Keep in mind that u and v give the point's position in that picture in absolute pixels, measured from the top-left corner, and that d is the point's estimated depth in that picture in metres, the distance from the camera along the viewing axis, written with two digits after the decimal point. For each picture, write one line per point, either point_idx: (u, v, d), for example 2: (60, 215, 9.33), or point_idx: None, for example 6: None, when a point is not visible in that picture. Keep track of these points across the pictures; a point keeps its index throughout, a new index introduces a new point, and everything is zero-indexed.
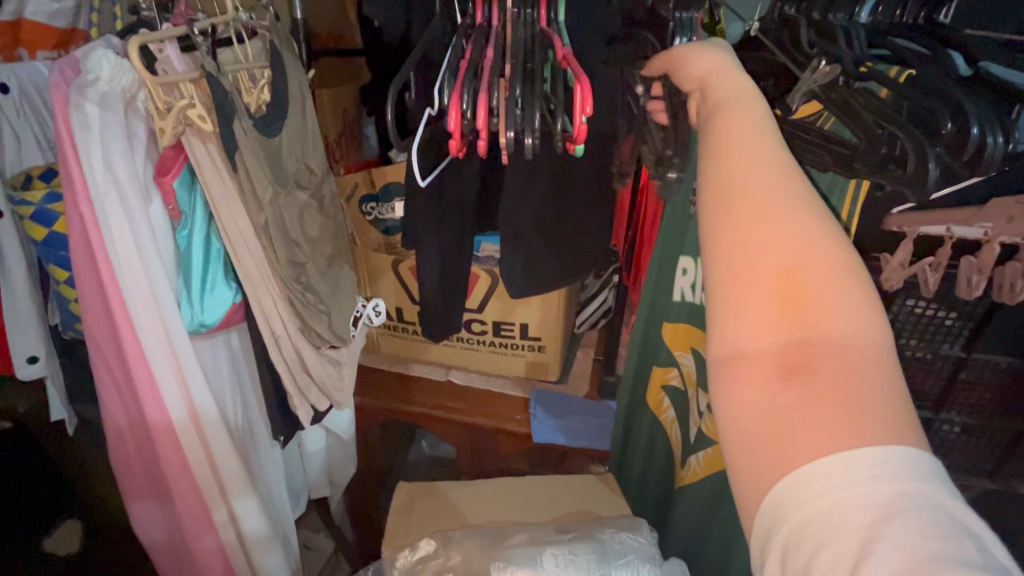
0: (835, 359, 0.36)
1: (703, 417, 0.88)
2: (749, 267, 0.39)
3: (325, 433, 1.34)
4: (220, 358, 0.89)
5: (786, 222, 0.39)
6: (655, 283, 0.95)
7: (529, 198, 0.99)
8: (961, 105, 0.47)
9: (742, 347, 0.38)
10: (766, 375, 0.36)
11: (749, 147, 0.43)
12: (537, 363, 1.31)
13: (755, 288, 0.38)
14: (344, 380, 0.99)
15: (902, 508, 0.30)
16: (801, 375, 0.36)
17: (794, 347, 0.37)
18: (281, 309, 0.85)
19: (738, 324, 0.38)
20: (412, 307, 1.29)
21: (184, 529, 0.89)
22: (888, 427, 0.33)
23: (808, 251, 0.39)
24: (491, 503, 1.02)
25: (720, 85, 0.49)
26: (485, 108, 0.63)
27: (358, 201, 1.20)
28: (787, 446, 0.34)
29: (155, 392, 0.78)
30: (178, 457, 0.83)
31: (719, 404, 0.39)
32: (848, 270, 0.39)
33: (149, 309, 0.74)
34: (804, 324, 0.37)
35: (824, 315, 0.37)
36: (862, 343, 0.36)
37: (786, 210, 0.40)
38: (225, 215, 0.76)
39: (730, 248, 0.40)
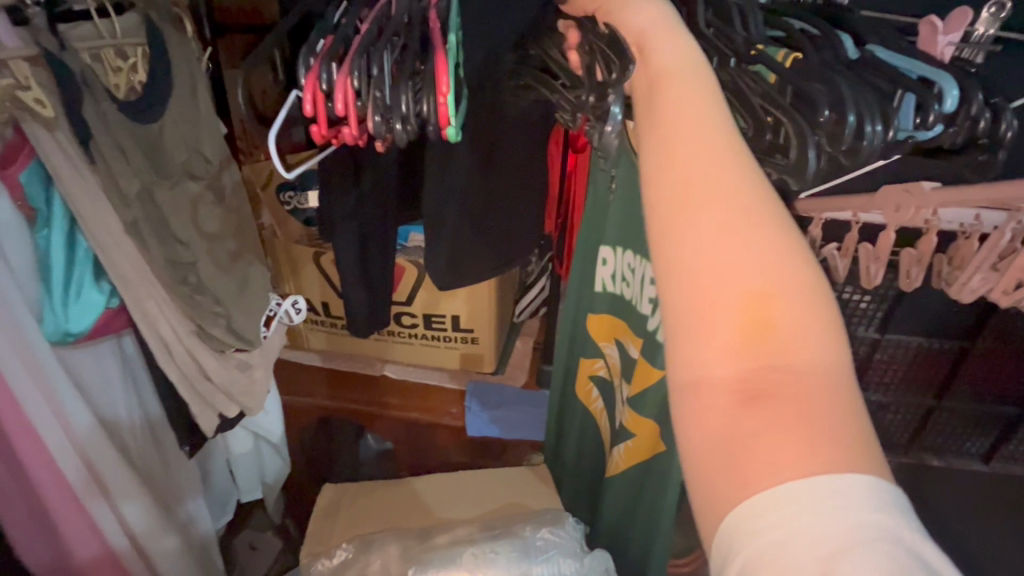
0: (800, 382, 0.33)
1: (624, 408, 0.87)
2: (708, 286, 0.35)
3: (253, 436, 1.29)
4: (106, 364, 0.82)
5: (746, 232, 0.35)
6: (580, 274, 0.92)
7: (448, 186, 0.94)
8: (840, 90, 0.45)
9: (700, 371, 0.34)
10: (728, 403, 0.33)
11: (703, 146, 0.38)
12: (471, 355, 1.27)
13: (715, 305, 0.35)
14: (255, 383, 0.93)
15: (863, 540, 0.28)
16: (763, 402, 0.32)
17: (759, 372, 0.33)
18: (169, 310, 0.79)
19: (699, 347, 0.35)
20: (337, 301, 1.22)
21: (76, 558, 0.82)
22: (848, 455, 0.30)
23: (772, 264, 0.35)
24: (419, 504, 0.98)
25: (669, 70, 0.44)
26: (345, 91, 0.57)
27: (274, 189, 1.14)
28: (740, 475, 0.31)
29: (21, 418, 0.70)
30: (58, 484, 0.75)
31: (677, 430, 0.35)
32: (809, 278, 0.35)
33: (1, 324, 0.65)
34: (766, 346, 0.33)
35: (788, 335, 0.34)
36: (824, 362, 0.33)
37: (747, 219, 0.36)
38: (88, 214, 0.68)
39: (686, 261, 0.36)
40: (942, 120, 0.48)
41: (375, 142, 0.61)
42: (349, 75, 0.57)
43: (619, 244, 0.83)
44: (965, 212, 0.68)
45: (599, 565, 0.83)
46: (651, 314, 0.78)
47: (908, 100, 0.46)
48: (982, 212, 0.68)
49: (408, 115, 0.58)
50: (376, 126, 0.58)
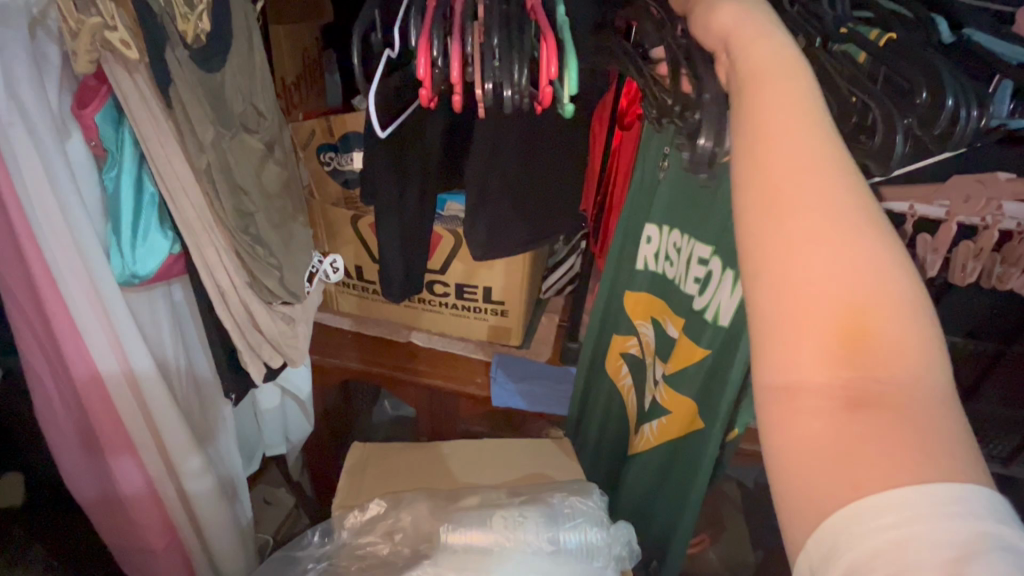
0: (902, 397, 0.33)
1: (659, 386, 0.88)
2: (814, 300, 0.35)
3: (280, 392, 1.31)
4: (160, 310, 0.84)
5: (845, 252, 0.36)
6: (619, 252, 0.93)
7: (493, 158, 0.95)
8: (938, 73, 0.45)
9: (798, 377, 0.35)
10: (827, 408, 0.34)
11: (799, 146, 0.39)
12: (499, 327, 1.29)
13: (816, 314, 0.35)
14: (299, 337, 0.96)
15: (986, 547, 0.29)
16: (866, 408, 0.33)
17: (856, 379, 0.34)
18: (225, 260, 0.80)
19: (797, 359, 0.35)
20: (371, 266, 1.24)
21: (121, 489, 0.86)
22: (956, 462, 0.31)
23: (869, 271, 0.35)
24: (447, 466, 1.00)
25: (773, 74, 0.42)
26: (459, 59, 0.57)
27: (315, 149, 1.13)
28: (853, 474, 0.32)
29: (80, 345, 0.73)
30: (110, 414, 0.78)
31: (772, 431, 0.36)
32: (906, 288, 0.35)
33: (69, 257, 0.68)
34: (867, 354, 0.34)
35: (888, 350, 0.34)
36: (922, 370, 0.34)
37: (854, 246, 0.36)
38: (160, 156, 0.70)
39: (784, 268, 0.36)
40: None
41: (479, 110, 0.59)
42: (462, 42, 0.57)
43: (665, 224, 0.83)
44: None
45: (624, 535, 0.87)
46: (697, 295, 0.79)
47: (1003, 87, 0.49)
48: None
49: (521, 86, 0.57)
50: (485, 91, 0.57)
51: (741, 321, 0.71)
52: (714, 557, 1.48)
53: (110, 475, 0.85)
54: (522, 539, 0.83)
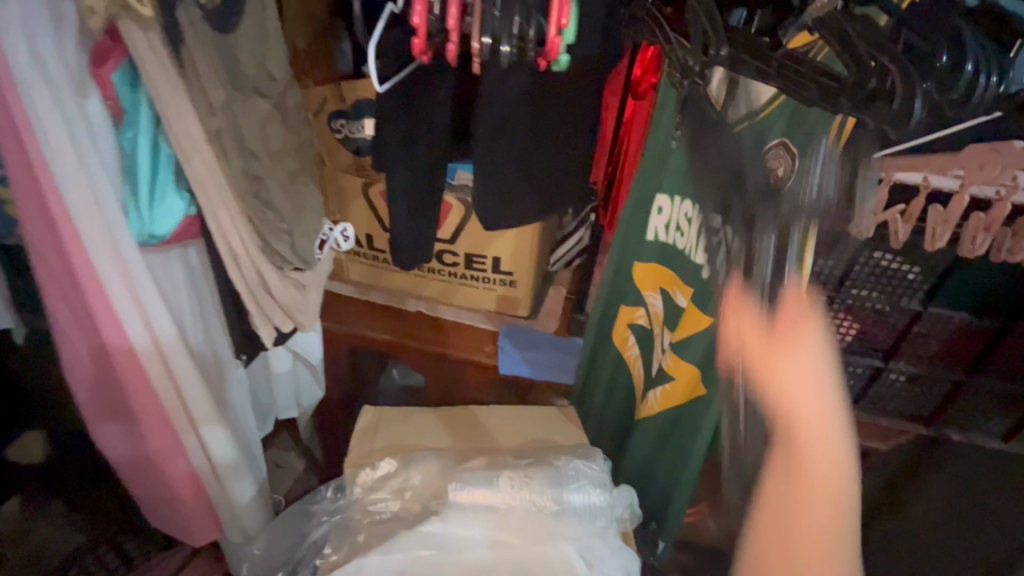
0: (830, 572, 0.52)
1: (665, 354, 0.90)
2: (801, 519, 0.53)
3: (292, 357, 1.33)
4: (176, 272, 0.86)
5: (820, 521, 0.52)
6: (630, 225, 0.95)
7: (503, 128, 0.95)
8: (961, 35, 0.45)
9: (765, 528, 0.55)
10: (768, 559, 0.54)
11: (805, 407, 0.52)
12: (507, 297, 1.30)
13: (780, 504, 0.53)
14: (309, 303, 0.98)
15: None
16: (791, 559, 0.53)
17: (791, 543, 0.53)
18: (238, 222, 0.82)
19: (795, 524, 0.53)
20: (382, 235, 1.25)
21: (150, 446, 0.90)
22: None
23: (831, 485, 0.52)
24: (455, 429, 1.03)
25: (797, 354, 0.53)
26: (458, 7, 0.58)
27: (326, 117, 1.14)
28: None
29: (109, 308, 0.75)
30: (140, 376, 0.82)
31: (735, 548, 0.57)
32: (846, 506, 0.53)
33: (94, 221, 0.69)
34: (804, 541, 0.53)
35: (825, 528, 0.52)
36: (834, 539, 0.52)
37: (807, 538, 0.53)
38: (174, 117, 0.71)
39: (776, 504, 0.54)
40: None
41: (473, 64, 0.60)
42: None
43: (678, 194, 0.84)
44: None
45: (625, 497, 0.91)
46: (704, 264, 0.80)
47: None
48: None
49: (518, 40, 0.57)
50: (484, 46, 0.58)
51: None
52: (713, 526, 1.53)
53: (138, 434, 0.89)
54: (528, 498, 0.86)
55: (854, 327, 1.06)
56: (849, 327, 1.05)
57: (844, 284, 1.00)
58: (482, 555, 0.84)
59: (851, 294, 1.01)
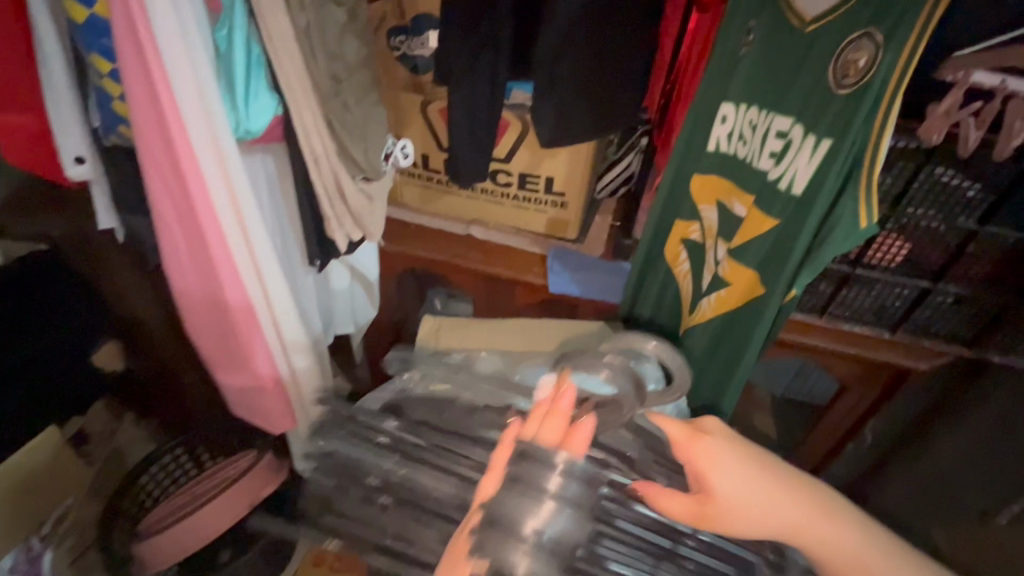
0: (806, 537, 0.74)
1: (719, 263, 0.94)
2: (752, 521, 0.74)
3: (350, 273, 1.40)
4: (258, 174, 0.93)
5: (768, 529, 0.74)
6: (689, 135, 0.94)
7: (568, 38, 0.98)
8: None
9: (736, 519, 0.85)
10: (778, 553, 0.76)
11: (731, 482, 0.73)
12: (558, 220, 1.34)
13: (764, 521, 0.75)
14: (377, 213, 1.04)
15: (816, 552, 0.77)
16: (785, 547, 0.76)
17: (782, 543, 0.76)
18: (320, 124, 0.86)
19: (741, 521, 0.73)
20: (438, 155, 1.28)
21: (243, 348, 0.99)
22: (808, 543, 0.75)
23: (772, 502, 0.74)
24: (513, 335, 1.12)
25: (732, 509, 0.73)
26: None
27: (386, 33, 1.15)
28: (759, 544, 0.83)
29: (213, 210, 0.82)
30: (237, 278, 0.91)
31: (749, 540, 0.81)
32: (780, 489, 0.75)
33: (201, 123, 0.75)
34: (787, 536, 0.75)
35: (795, 532, 0.75)
36: (785, 518, 0.75)
37: (777, 534, 0.75)
38: (268, 13, 0.74)
39: (756, 535, 0.74)
40: None
41: None
42: None
43: (745, 100, 0.85)
44: None
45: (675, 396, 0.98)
46: (771, 169, 0.82)
47: None
48: None
49: None
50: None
51: (817, 187, 0.75)
52: None
53: (232, 336, 0.98)
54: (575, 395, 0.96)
55: (907, 247, 1.07)
56: (900, 248, 1.07)
57: (900, 201, 1.01)
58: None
59: (905, 212, 1.02)
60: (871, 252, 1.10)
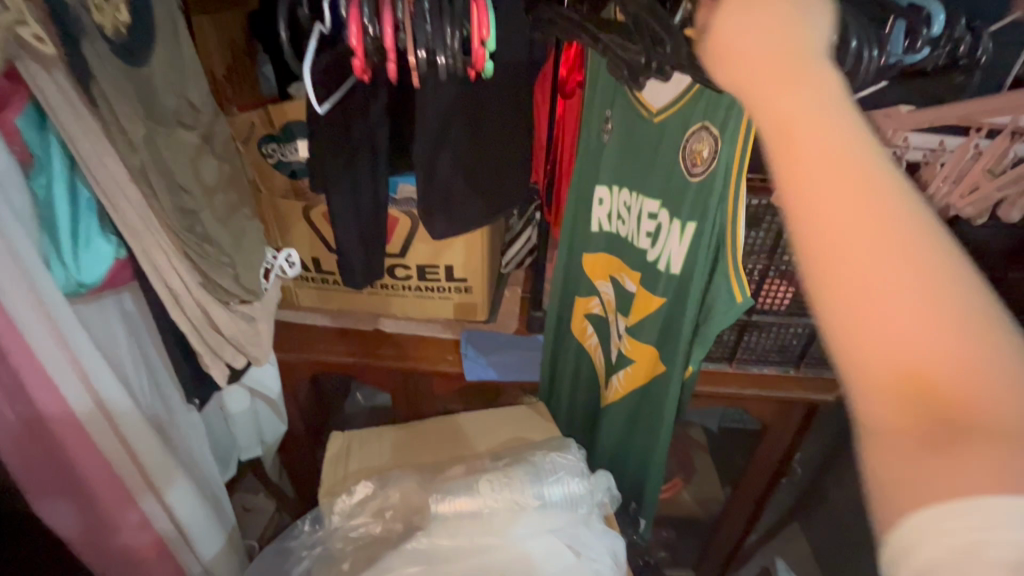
0: (965, 316, 0.35)
1: (622, 338, 0.96)
2: (858, 336, 0.36)
3: (248, 392, 1.29)
4: (112, 321, 0.82)
5: (920, 313, 0.35)
6: (573, 218, 0.96)
7: (441, 137, 0.96)
8: (849, 18, 0.51)
9: (928, 393, 0.34)
10: (902, 417, 0.35)
11: None
12: (465, 304, 1.30)
13: (888, 386, 0.35)
14: (260, 334, 0.95)
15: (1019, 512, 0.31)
16: (945, 412, 0.34)
17: (925, 411, 0.34)
18: (177, 264, 0.79)
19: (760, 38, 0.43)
20: (329, 257, 1.22)
21: (106, 519, 0.85)
22: (972, 370, 0.34)
23: (919, 302, 0.35)
24: (429, 441, 1.03)
25: None
26: (391, 23, 0.54)
27: (256, 142, 1.10)
28: (953, 422, 0.33)
29: (50, 386, 0.71)
30: (92, 455, 0.78)
31: (944, 357, 0.34)
32: (939, 354, 0.34)
33: (19, 293, 0.65)
34: (926, 398, 0.34)
35: (965, 389, 0.34)
36: (955, 370, 0.34)
37: (905, 350, 0.35)
38: (93, 157, 0.68)
39: None
40: (927, 44, 0.54)
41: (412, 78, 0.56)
42: (391, 6, 0.54)
43: (615, 184, 0.87)
44: (931, 139, 0.77)
45: (603, 482, 0.93)
46: (649, 249, 0.85)
47: (898, 27, 0.53)
48: (945, 138, 0.77)
49: (453, 53, 0.55)
50: (419, 61, 0.56)
51: (691, 266, 0.79)
52: (688, 497, 1.63)
53: (93, 509, 0.84)
54: (509, 498, 0.87)
55: (792, 290, 1.13)
56: (785, 291, 1.13)
57: (777, 251, 1.07)
58: (495, 556, 0.84)
59: (785, 259, 1.08)
60: (762, 298, 1.14)
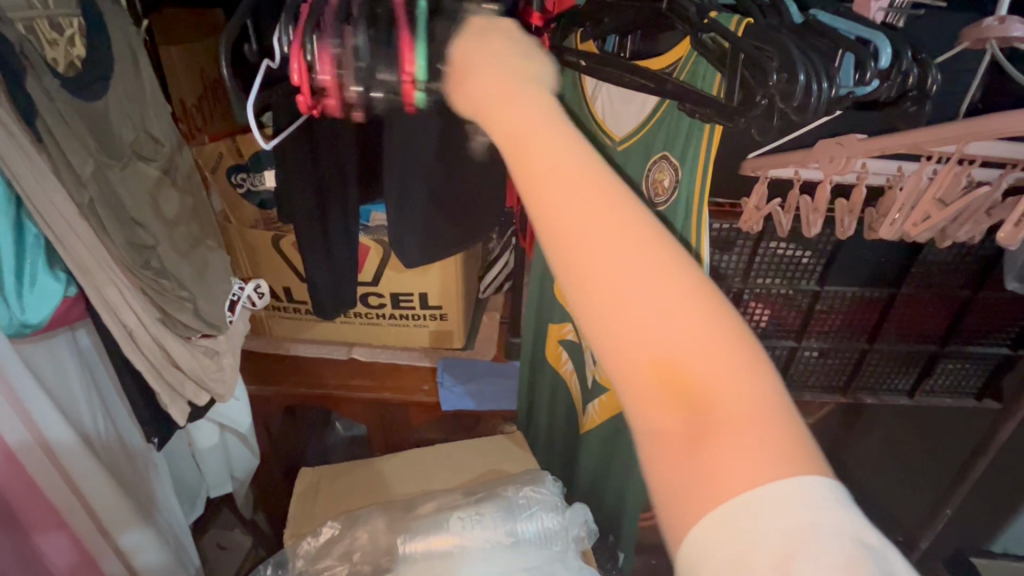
0: (707, 310, 0.33)
1: (595, 366, 0.94)
2: (609, 338, 0.33)
3: (219, 427, 1.25)
4: (64, 361, 0.80)
5: (661, 301, 0.33)
6: (543, 244, 0.94)
7: (406, 163, 0.93)
8: (791, 52, 0.51)
9: (686, 409, 0.31)
10: (673, 432, 0.31)
11: None
12: (441, 331, 1.29)
13: (644, 387, 0.32)
14: (224, 370, 0.93)
15: (816, 532, 0.28)
16: (707, 424, 0.31)
17: (687, 418, 0.31)
18: (133, 300, 0.76)
19: (478, 65, 0.42)
20: (300, 286, 1.20)
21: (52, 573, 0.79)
22: (733, 373, 0.32)
23: (674, 304, 0.32)
24: (400, 473, 1.01)
25: None
26: (329, 62, 0.52)
27: (224, 172, 1.08)
28: (709, 439, 0.31)
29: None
30: (39, 504, 0.74)
31: (695, 360, 0.32)
32: (694, 349, 0.32)
33: None
34: (686, 404, 0.31)
35: (715, 378, 0.32)
36: (712, 377, 0.32)
37: (652, 347, 0.32)
38: (39, 193, 0.64)
39: None
40: (879, 75, 0.55)
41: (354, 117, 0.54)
42: (326, 41, 0.51)
43: None
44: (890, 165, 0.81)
45: (579, 516, 0.88)
46: None
47: (846, 60, 0.55)
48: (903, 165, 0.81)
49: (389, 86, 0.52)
50: (359, 92, 0.53)
51: None
52: None
53: (38, 566, 0.78)
54: (479, 537, 0.84)
55: (767, 313, 1.13)
56: (760, 314, 1.13)
57: (750, 275, 1.07)
58: None
59: (758, 282, 1.08)
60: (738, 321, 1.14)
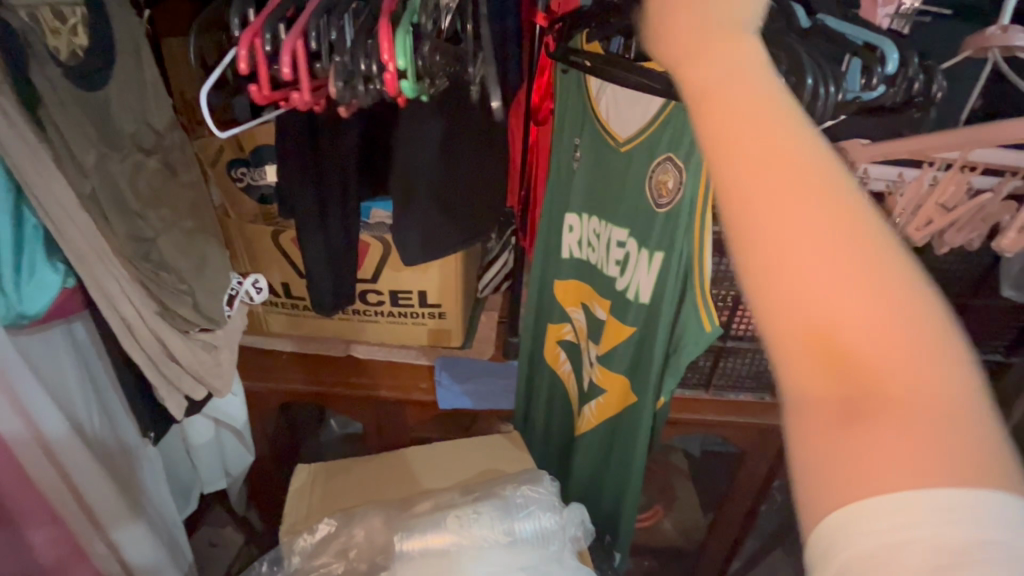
0: (894, 278, 0.30)
1: (593, 366, 0.94)
2: (768, 286, 0.31)
3: (214, 423, 1.24)
4: (58, 351, 0.79)
5: (835, 259, 0.30)
6: (544, 244, 0.95)
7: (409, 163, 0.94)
8: (800, 55, 0.51)
9: (850, 376, 0.29)
10: (824, 397, 0.29)
11: None
12: (439, 330, 1.28)
13: (801, 344, 0.30)
14: (222, 365, 0.92)
15: (986, 551, 0.24)
16: (873, 398, 0.28)
17: (847, 389, 0.29)
18: (132, 293, 0.76)
19: (687, 11, 0.40)
20: (299, 282, 1.19)
21: None
22: (914, 348, 0.29)
23: (849, 259, 0.30)
24: (397, 471, 1.00)
25: None
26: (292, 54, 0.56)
27: (225, 165, 1.08)
28: (874, 414, 0.28)
29: None
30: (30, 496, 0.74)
31: (870, 325, 0.29)
32: (868, 310, 0.29)
33: None
34: (852, 369, 0.29)
35: (899, 372, 0.29)
36: (893, 350, 0.29)
37: (816, 304, 0.30)
38: (38, 182, 0.64)
39: None
40: (885, 81, 0.55)
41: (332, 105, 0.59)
42: (300, 37, 0.56)
43: (585, 210, 0.87)
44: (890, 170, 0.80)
45: (576, 516, 0.89)
46: (619, 277, 0.84)
47: (854, 65, 0.55)
48: (903, 170, 0.79)
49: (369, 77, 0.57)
50: (339, 89, 0.58)
51: (659, 295, 0.78)
52: (669, 525, 1.60)
53: None
54: (477, 535, 0.84)
55: None
56: None
57: None
58: None
59: None
60: (737, 323, 1.14)
